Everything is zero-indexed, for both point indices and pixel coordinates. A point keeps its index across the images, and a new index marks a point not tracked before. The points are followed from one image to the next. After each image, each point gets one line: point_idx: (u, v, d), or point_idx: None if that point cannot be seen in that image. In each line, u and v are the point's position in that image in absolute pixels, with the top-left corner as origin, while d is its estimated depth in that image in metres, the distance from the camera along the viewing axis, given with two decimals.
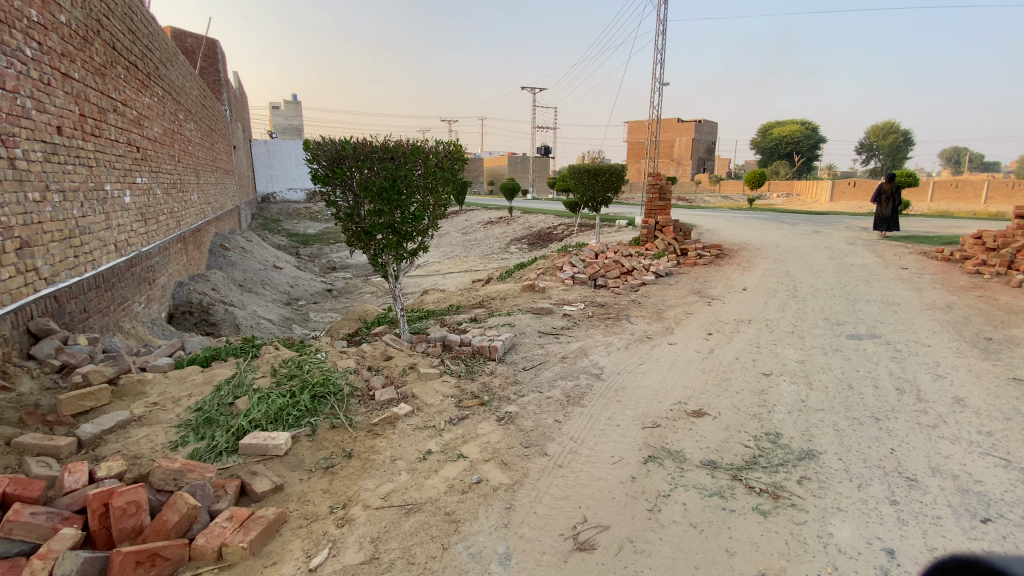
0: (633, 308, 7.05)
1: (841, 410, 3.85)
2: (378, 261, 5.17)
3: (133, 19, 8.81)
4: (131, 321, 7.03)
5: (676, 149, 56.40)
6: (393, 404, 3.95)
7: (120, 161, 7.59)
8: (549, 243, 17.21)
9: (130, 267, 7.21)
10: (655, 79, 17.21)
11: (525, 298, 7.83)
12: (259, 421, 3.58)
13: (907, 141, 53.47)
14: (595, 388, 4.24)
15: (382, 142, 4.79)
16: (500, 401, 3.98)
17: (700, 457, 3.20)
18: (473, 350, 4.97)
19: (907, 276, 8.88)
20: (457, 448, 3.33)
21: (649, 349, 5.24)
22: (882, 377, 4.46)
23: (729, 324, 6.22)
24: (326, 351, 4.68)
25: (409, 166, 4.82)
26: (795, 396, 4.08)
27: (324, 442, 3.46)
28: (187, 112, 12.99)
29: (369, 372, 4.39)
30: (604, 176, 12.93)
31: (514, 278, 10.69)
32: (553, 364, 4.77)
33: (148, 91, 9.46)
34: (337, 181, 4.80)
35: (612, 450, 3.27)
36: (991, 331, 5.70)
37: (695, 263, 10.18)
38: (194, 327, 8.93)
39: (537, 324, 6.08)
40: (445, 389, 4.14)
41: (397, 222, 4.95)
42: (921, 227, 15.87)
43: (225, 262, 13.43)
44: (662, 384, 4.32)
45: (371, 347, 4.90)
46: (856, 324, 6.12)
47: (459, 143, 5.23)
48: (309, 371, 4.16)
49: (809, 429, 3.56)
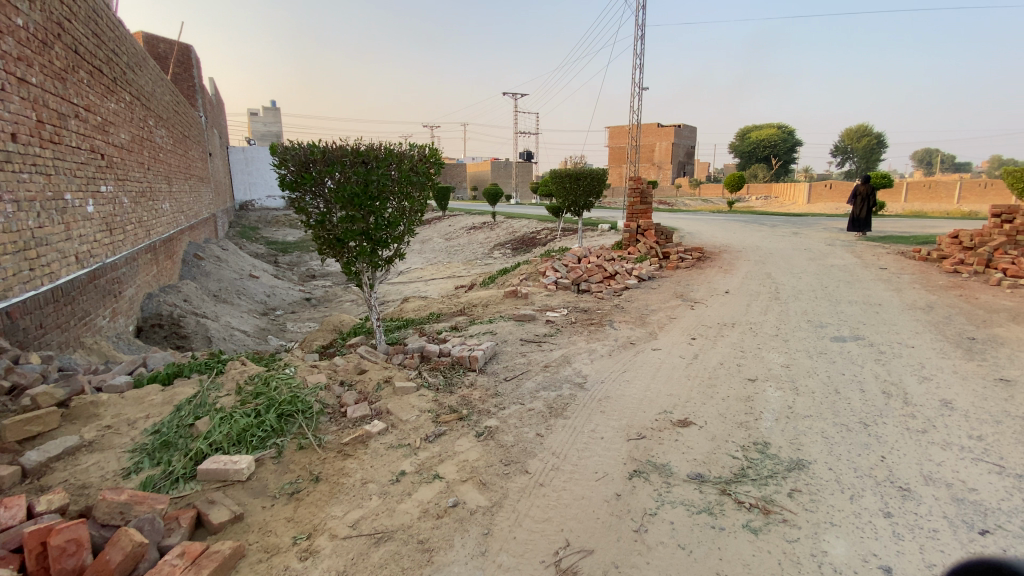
0: (617, 313, 6.93)
1: (829, 416, 3.75)
2: (352, 269, 4.96)
3: (98, 22, 8.47)
4: (94, 335, 6.68)
5: (657, 154, 56.95)
6: (366, 421, 3.75)
7: (83, 169, 7.25)
8: (533, 248, 17.11)
9: (93, 279, 6.85)
10: (634, 83, 17.26)
11: (507, 304, 7.67)
12: (220, 443, 3.35)
13: (880, 144, 54.75)
14: (578, 398, 4.09)
15: (354, 146, 4.59)
16: (479, 415, 3.81)
17: (688, 471, 3.06)
18: (452, 361, 4.78)
19: (886, 276, 8.95)
20: (432, 468, 3.14)
21: (632, 356, 5.12)
22: (869, 381, 4.40)
23: (713, 328, 6.13)
24: (296, 365, 4.47)
25: (382, 170, 4.63)
26: (781, 403, 3.98)
27: (290, 465, 3.25)
28: (157, 118, 12.59)
29: (341, 388, 4.18)
30: (585, 181, 12.86)
31: (496, 284, 10.53)
32: (535, 373, 4.62)
33: (115, 96, 9.11)
34: (306, 187, 4.59)
35: (596, 466, 3.11)
36: (973, 331, 5.71)
37: (678, 266, 10.14)
38: (163, 340, 8.55)
39: (519, 331, 5.91)
40: (422, 404, 3.95)
41: (370, 228, 4.75)
42: (896, 228, 16.18)
43: (198, 271, 13.01)
44: (647, 393, 4.19)
45: (344, 360, 4.69)
46: (840, 326, 6.09)
47: (434, 147, 5.07)
48: (276, 388, 3.94)
49: (798, 437, 3.45)
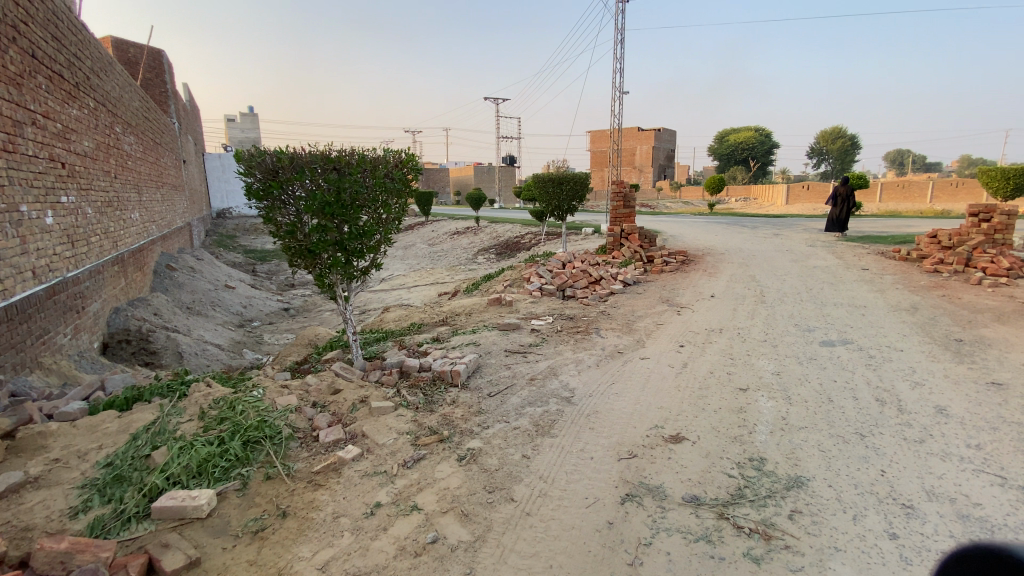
0: (603, 320, 6.77)
1: (824, 427, 3.62)
2: (325, 282, 4.71)
3: (59, 25, 8.08)
4: (53, 354, 6.27)
5: (638, 157, 57.38)
6: (340, 446, 3.52)
7: (41, 179, 6.85)
8: (517, 253, 16.93)
9: (53, 295, 6.44)
10: (615, 87, 17.25)
11: (490, 313, 7.45)
12: (179, 476, 3.09)
13: (854, 145, 55.93)
14: (566, 413, 3.90)
15: (324, 152, 4.35)
16: (461, 436, 3.59)
17: (682, 493, 2.88)
18: (433, 376, 4.56)
19: (869, 277, 8.96)
20: (410, 499, 2.92)
21: (620, 365, 4.95)
22: (861, 388, 4.29)
23: (701, 334, 6.00)
24: (265, 386, 4.19)
25: (355, 177, 4.39)
26: (775, 414, 3.84)
27: (255, 498, 3.00)
28: (125, 124, 12.12)
29: (313, 410, 3.93)
30: (568, 185, 12.75)
31: (480, 291, 10.32)
32: (520, 387, 4.42)
33: (77, 103, 8.69)
34: (274, 196, 4.34)
35: (586, 490, 2.92)
36: (959, 332, 5.67)
37: (663, 270, 10.04)
38: (131, 357, 8.13)
39: (503, 342, 5.71)
40: (400, 425, 3.72)
41: (344, 238, 4.51)
42: (873, 227, 16.39)
43: (171, 283, 12.55)
44: (637, 406, 4.02)
45: (317, 378, 4.43)
46: (827, 330, 6.01)
47: (410, 152, 4.86)
48: (242, 413, 3.67)
49: (794, 451, 3.30)
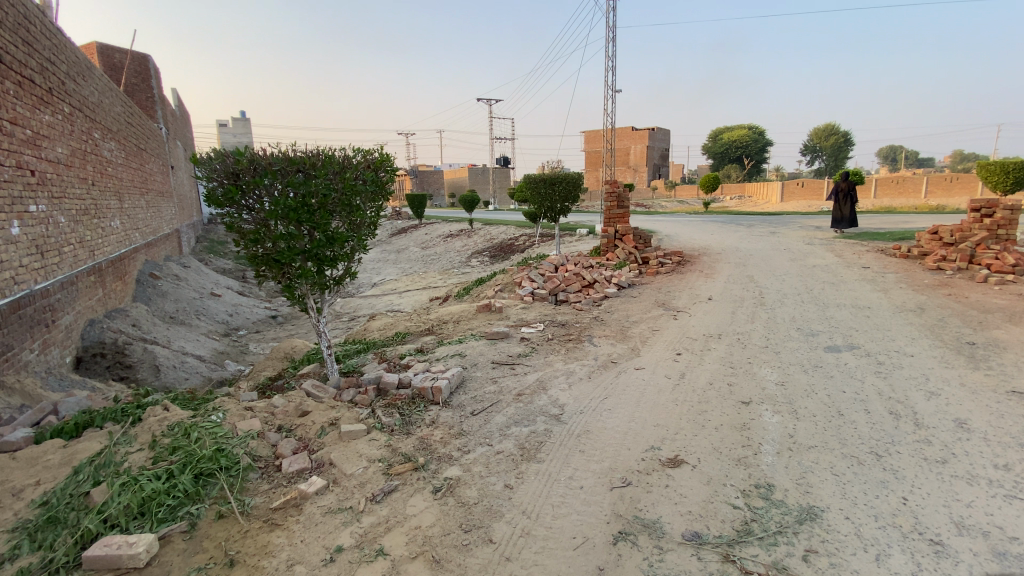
0: (596, 326, 6.44)
1: (835, 445, 3.31)
2: (293, 293, 4.37)
3: (30, 27, 7.63)
4: (17, 371, 5.69)
5: (632, 157, 57.22)
6: (304, 477, 3.21)
7: (8, 188, 6.38)
8: (510, 256, 16.60)
9: (18, 309, 5.93)
10: (608, 85, 16.98)
11: (479, 320, 7.12)
12: (117, 519, 2.73)
13: (847, 142, 55.86)
14: (554, 434, 3.57)
15: (288, 153, 4.02)
16: (438, 463, 3.27)
17: (683, 530, 2.57)
18: (412, 394, 4.23)
19: (871, 276, 8.67)
20: (376, 541, 2.60)
21: (614, 377, 4.63)
22: (872, 399, 3.98)
23: (699, 340, 5.69)
24: (227, 409, 3.86)
25: (322, 179, 4.06)
26: (781, 430, 3.54)
27: (203, 543, 2.66)
28: (105, 130, 11.69)
29: (278, 435, 3.60)
30: (561, 186, 12.44)
31: (470, 296, 9.99)
32: (506, 404, 4.08)
33: (50, 108, 8.27)
34: (234, 202, 3.99)
35: (574, 528, 2.61)
36: (971, 335, 5.38)
37: (658, 272, 9.74)
38: (106, 372, 7.70)
39: (490, 353, 5.38)
40: (372, 451, 3.39)
41: (313, 246, 4.18)
42: (871, 223, 16.14)
43: (154, 292, 12.15)
44: (631, 424, 3.70)
45: (285, 399, 4.09)
46: (832, 334, 5.71)
47: (384, 152, 4.55)
48: (197, 441, 3.34)
49: (805, 476, 2.99)
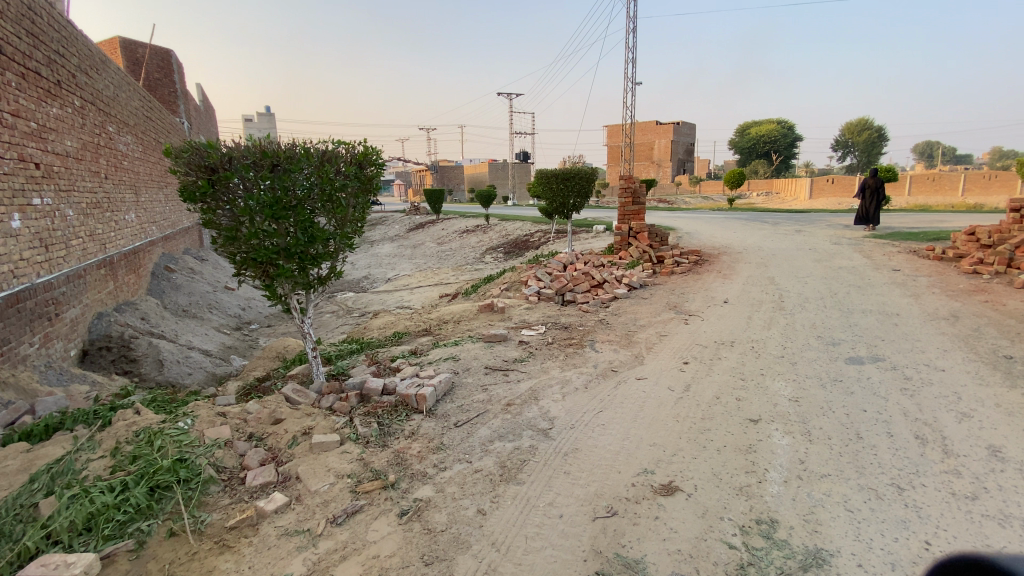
0: (600, 330, 6.12)
1: (851, 475, 2.97)
2: (275, 294, 4.15)
3: (36, 19, 7.64)
4: (12, 365, 5.66)
5: (656, 151, 56.12)
6: (267, 491, 3.02)
7: (7, 180, 6.35)
8: (525, 252, 16.30)
9: (16, 303, 5.89)
10: (627, 78, 16.52)
11: (480, 320, 6.86)
12: (61, 535, 2.56)
13: (881, 137, 53.51)
14: (540, 451, 3.30)
15: (263, 144, 3.78)
16: (410, 482, 3.02)
17: (669, 573, 2.29)
18: (395, 401, 3.98)
19: (901, 279, 8.11)
20: (328, 572, 2.37)
21: (612, 388, 4.32)
22: (896, 420, 3.58)
23: (709, 348, 5.32)
24: (197, 414, 3.69)
25: (299, 173, 3.82)
26: (790, 455, 3.20)
27: (147, 564, 2.48)
28: (121, 123, 11.80)
29: (247, 444, 3.42)
30: (574, 181, 12.07)
31: (477, 295, 9.72)
32: (493, 416, 3.82)
33: (58, 101, 8.29)
34: (208, 197, 3.76)
35: (546, 566, 2.34)
36: (1008, 348, 4.89)
37: (672, 272, 9.34)
38: (110, 365, 7.67)
39: (485, 357, 5.10)
40: (342, 465, 3.17)
41: (291, 245, 3.94)
42: (905, 222, 15.31)
43: (168, 284, 12.22)
44: (625, 443, 3.39)
45: (260, 404, 3.90)
46: (855, 344, 5.29)
47: (368, 145, 4.31)
48: (160, 451, 3.19)
49: (814, 512, 2.66)
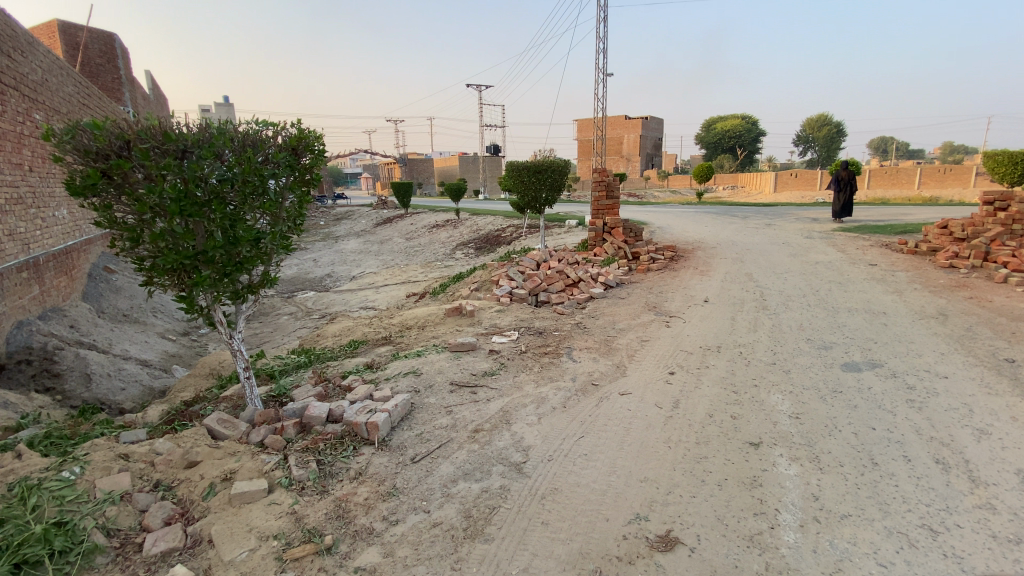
0: (577, 336, 5.63)
1: (875, 515, 2.54)
2: (194, 306, 3.49)
3: None
4: None
5: (625, 146, 56.14)
6: (171, 561, 2.39)
7: None
8: (496, 249, 15.70)
9: None
10: (597, 69, 16.07)
11: (446, 326, 6.28)
12: None
13: (841, 132, 55.07)
14: (512, 494, 2.77)
15: (166, 124, 3.09)
16: (352, 543, 2.45)
17: None
18: (342, 431, 3.38)
19: (880, 275, 7.90)
20: None
21: (593, 406, 3.82)
22: (910, 440, 3.20)
23: (695, 355, 4.88)
24: (94, 457, 3.01)
25: (213, 161, 3.15)
26: (802, 488, 2.77)
27: None
28: (51, 110, 10.62)
29: (150, 497, 2.77)
30: (546, 174, 11.57)
31: (445, 295, 9.10)
32: (457, 447, 3.26)
33: None
34: (102, 190, 3.06)
35: None
36: (1008, 350, 4.62)
37: (648, 269, 8.95)
38: (29, 382, 6.70)
39: (451, 370, 4.51)
40: (269, 522, 2.57)
41: (210, 247, 3.29)
42: (870, 215, 15.43)
43: (107, 287, 11.08)
44: (611, 479, 2.89)
45: (175, 443, 3.24)
46: (848, 347, 4.95)
47: (301, 126, 3.68)
48: (33, 510, 2.51)
49: (841, 569, 2.22)
